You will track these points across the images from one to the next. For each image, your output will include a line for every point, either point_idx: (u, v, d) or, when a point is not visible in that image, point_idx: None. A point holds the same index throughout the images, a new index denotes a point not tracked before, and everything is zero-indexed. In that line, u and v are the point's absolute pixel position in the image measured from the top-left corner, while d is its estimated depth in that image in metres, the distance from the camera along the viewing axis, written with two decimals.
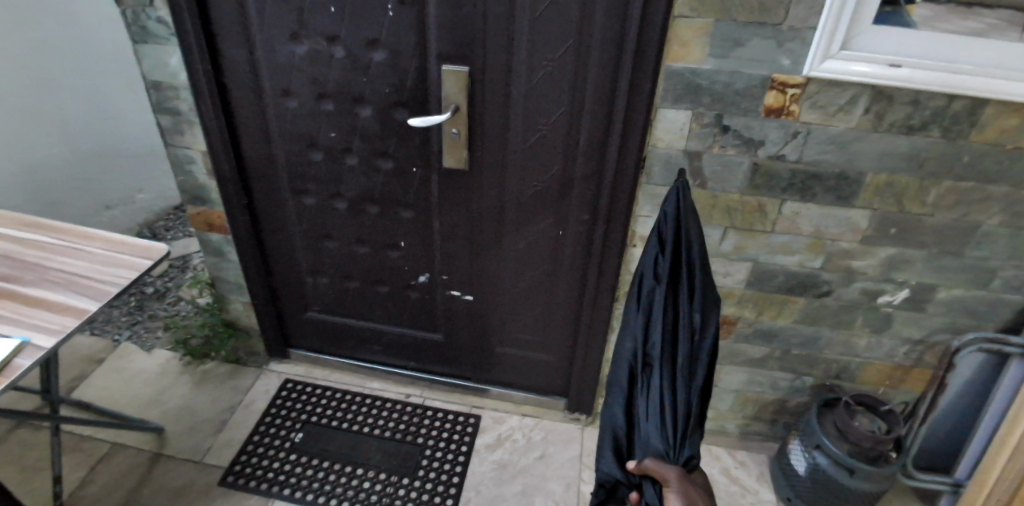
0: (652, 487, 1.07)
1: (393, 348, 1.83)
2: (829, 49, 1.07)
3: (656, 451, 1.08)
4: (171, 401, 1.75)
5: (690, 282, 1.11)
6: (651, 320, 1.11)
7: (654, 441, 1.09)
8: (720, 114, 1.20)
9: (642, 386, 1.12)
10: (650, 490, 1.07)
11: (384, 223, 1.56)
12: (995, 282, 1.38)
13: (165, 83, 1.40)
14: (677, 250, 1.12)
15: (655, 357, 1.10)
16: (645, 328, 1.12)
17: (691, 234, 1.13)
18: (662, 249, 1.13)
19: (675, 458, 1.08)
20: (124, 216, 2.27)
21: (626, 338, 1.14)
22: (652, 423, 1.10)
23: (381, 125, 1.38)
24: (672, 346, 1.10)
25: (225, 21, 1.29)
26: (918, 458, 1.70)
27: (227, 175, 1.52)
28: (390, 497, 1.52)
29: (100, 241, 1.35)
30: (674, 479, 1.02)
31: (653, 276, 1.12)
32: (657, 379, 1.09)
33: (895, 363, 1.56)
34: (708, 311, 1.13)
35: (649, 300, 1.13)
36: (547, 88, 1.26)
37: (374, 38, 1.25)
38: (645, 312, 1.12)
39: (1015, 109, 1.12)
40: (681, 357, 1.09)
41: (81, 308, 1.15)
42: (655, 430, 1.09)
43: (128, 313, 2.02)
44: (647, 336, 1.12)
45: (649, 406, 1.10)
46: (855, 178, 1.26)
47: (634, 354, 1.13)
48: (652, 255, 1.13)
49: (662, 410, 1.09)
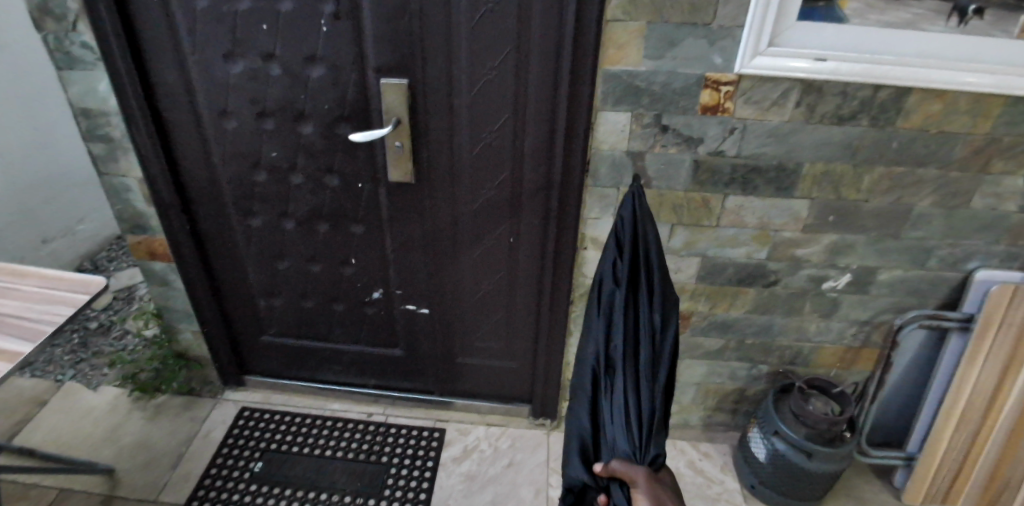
0: (620, 491, 1.07)
1: (354, 366, 1.80)
2: (759, 46, 1.11)
3: (623, 454, 1.08)
4: (122, 439, 1.67)
5: (650, 283, 1.14)
6: (613, 323, 1.15)
7: (621, 443, 1.09)
8: (660, 114, 1.22)
9: (606, 388, 1.14)
10: (618, 493, 1.07)
11: (335, 240, 1.53)
12: (933, 260, 1.44)
13: (95, 109, 1.34)
14: (635, 254, 1.16)
15: (619, 357, 1.12)
16: (607, 331, 1.16)
17: (646, 233, 1.16)
18: (619, 254, 1.18)
19: (643, 458, 1.07)
20: (66, 249, 2.18)
21: (590, 343, 1.19)
22: (618, 424, 1.10)
23: (324, 141, 1.36)
24: (634, 347, 1.12)
25: (155, 42, 1.25)
26: (873, 434, 1.76)
27: (167, 201, 1.47)
28: None
29: (34, 278, 1.29)
30: (641, 481, 1.02)
31: (611, 278, 1.17)
32: (621, 381, 1.11)
33: (846, 345, 1.61)
34: (668, 311, 1.15)
35: (610, 302, 1.17)
36: (489, 96, 1.26)
37: (312, 54, 1.23)
38: (607, 316, 1.16)
39: (936, 95, 1.18)
40: (644, 358, 1.11)
41: (13, 349, 1.09)
42: (620, 432, 1.10)
43: (71, 350, 1.93)
44: (610, 340, 1.15)
45: (614, 409, 1.11)
46: (792, 169, 1.30)
47: (597, 357, 1.17)
48: (610, 259, 1.19)
49: (627, 413, 1.10)
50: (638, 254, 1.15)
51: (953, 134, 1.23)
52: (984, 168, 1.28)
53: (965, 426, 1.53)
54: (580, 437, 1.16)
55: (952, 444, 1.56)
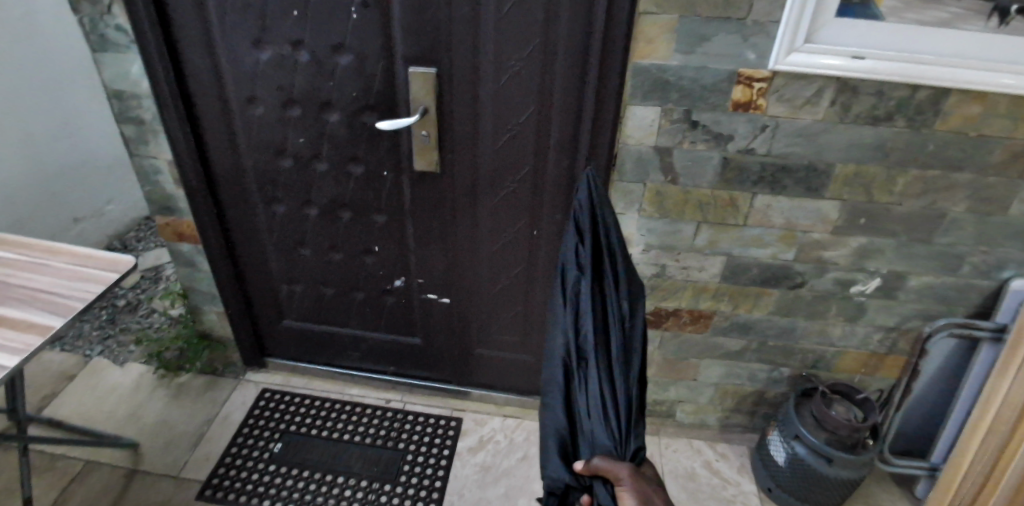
0: (604, 488, 0.88)
1: (372, 354, 1.82)
2: (793, 43, 1.08)
3: (603, 448, 0.90)
4: (146, 415, 1.71)
5: (612, 264, 0.99)
6: (580, 313, 0.95)
7: (599, 435, 0.91)
8: (689, 110, 1.20)
9: (578, 382, 0.94)
10: (601, 491, 0.88)
11: (358, 228, 1.54)
12: (965, 267, 1.40)
13: (127, 92, 1.36)
14: (598, 241, 1.00)
15: (589, 346, 0.94)
16: (575, 321, 0.96)
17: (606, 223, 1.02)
18: (582, 237, 1.00)
19: (624, 452, 0.90)
20: (95, 229, 2.22)
21: (556, 334, 0.98)
22: (596, 418, 0.91)
23: (350, 129, 1.36)
24: (604, 335, 0.95)
25: (186, 27, 1.26)
26: (896, 442, 1.72)
27: (195, 184, 1.49)
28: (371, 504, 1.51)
29: (66, 256, 1.32)
30: (627, 475, 0.85)
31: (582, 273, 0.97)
32: (593, 370, 0.93)
33: (870, 351, 1.57)
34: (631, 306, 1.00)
35: (574, 293, 0.97)
36: (516, 88, 1.25)
37: (339, 41, 1.23)
38: (572, 305, 0.96)
39: (977, 98, 1.14)
40: (613, 345, 0.94)
41: (44, 324, 1.12)
42: (600, 426, 0.91)
43: (99, 327, 1.97)
44: (579, 328, 0.96)
45: (590, 402, 0.92)
46: (823, 170, 1.27)
47: (567, 351, 0.96)
48: (571, 245, 1.00)
49: (603, 406, 0.92)
50: (598, 238, 1.00)
51: (992, 138, 1.20)
52: None
53: None
54: (558, 439, 0.93)
55: None
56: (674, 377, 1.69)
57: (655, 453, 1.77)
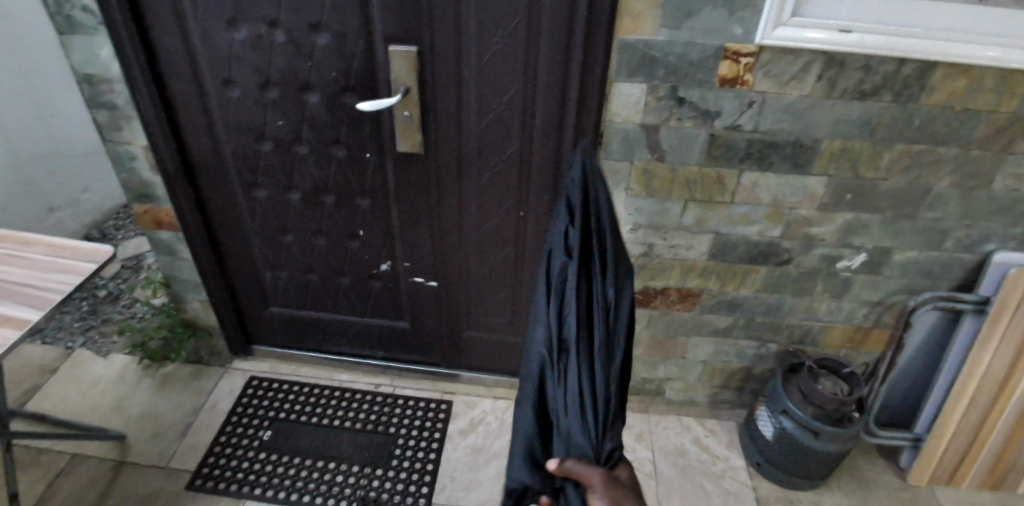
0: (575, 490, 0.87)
1: (359, 339, 1.81)
2: (780, 17, 1.07)
3: (578, 448, 0.86)
4: (133, 406, 1.69)
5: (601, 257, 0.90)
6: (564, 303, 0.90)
7: (574, 432, 0.86)
8: (675, 86, 1.19)
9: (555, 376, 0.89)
10: (573, 493, 0.87)
11: (343, 212, 1.51)
12: (949, 242, 1.41)
13: (98, 76, 1.32)
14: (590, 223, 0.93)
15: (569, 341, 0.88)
16: (557, 315, 0.90)
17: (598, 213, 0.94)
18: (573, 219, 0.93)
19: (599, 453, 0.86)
20: (71, 218, 2.17)
21: (538, 326, 0.93)
22: (572, 413, 0.87)
23: (331, 111, 1.33)
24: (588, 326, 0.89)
25: (157, 7, 1.21)
26: (881, 414, 1.75)
27: (172, 169, 1.45)
28: (363, 489, 1.51)
29: (41, 247, 1.28)
30: (599, 482, 0.81)
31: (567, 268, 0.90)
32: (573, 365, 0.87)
33: (856, 325, 1.59)
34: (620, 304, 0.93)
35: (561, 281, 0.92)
36: (500, 65, 1.23)
37: (317, 20, 1.19)
38: (557, 295, 0.91)
39: (963, 71, 1.14)
40: (594, 342, 0.87)
41: (21, 317, 1.09)
42: (576, 425, 0.86)
43: (80, 318, 1.94)
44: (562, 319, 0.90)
45: (567, 397, 0.87)
46: (810, 146, 1.26)
47: (547, 346, 0.91)
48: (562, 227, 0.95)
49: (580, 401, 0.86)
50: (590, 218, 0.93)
51: (977, 112, 1.20)
52: (1008, 148, 1.24)
53: (974, 409, 1.53)
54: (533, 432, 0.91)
55: (960, 426, 1.56)
56: (663, 355, 1.70)
57: (645, 431, 1.79)
